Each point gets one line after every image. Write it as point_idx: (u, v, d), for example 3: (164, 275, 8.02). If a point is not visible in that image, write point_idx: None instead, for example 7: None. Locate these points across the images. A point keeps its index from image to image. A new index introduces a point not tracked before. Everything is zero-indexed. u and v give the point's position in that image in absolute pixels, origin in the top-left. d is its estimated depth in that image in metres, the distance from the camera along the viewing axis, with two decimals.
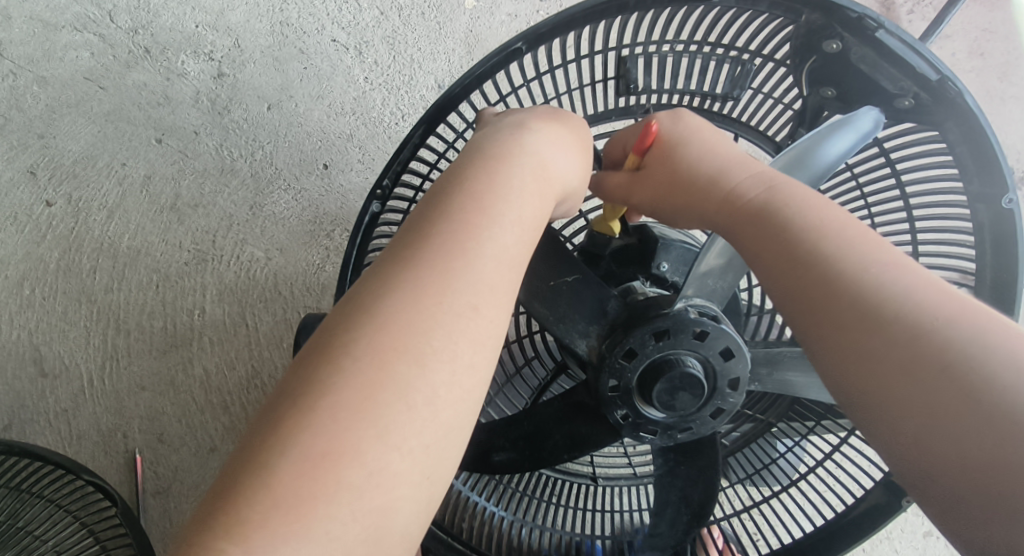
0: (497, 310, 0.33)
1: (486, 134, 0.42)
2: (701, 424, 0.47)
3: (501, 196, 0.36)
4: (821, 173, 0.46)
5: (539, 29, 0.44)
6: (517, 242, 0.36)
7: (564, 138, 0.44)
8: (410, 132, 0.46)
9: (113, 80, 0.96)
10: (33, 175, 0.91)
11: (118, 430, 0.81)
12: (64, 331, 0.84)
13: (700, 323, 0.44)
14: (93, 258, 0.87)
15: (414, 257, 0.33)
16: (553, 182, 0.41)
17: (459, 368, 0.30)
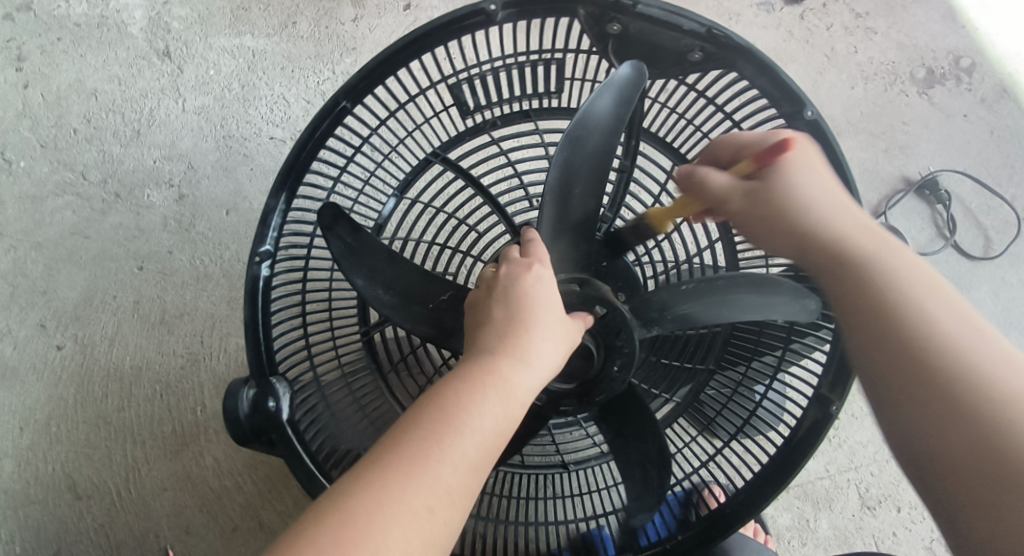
0: (452, 512, 0.34)
1: (532, 282, 0.44)
2: (611, 383, 0.50)
3: (473, 396, 0.37)
4: (609, 130, 0.48)
5: (351, 84, 0.45)
6: (496, 421, 0.37)
7: (545, 290, 0.44)
8: (271, 202, 0.48)
9: (95, 228, 1.10)
10: (43, 328, 1.02)
11: (150, 531, 0.89)
12: (90, 456, 0.93)
13: (565, 290, 0.50)
14: (103, 384, 0.97)
15: (413, 435, 0.35)
16: (542, 371, 0.40)
17: (428, 538, 0.32)
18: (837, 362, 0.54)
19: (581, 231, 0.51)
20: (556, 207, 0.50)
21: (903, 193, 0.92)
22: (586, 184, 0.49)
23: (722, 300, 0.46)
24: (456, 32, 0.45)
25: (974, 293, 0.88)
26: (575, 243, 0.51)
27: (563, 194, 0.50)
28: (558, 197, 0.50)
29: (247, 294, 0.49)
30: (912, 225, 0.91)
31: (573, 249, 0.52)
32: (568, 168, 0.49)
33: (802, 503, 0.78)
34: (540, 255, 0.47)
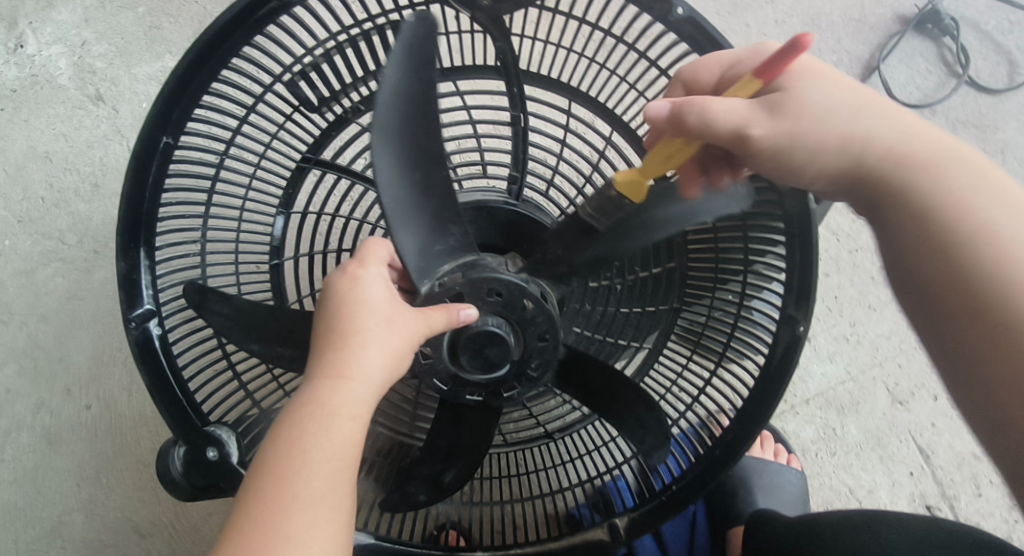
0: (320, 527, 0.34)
1: (346, 284, 0.40)
2: (540, 355, 0.46)
3: (302, 425, 0.36)
4: (415, 115, 0.39)
5: (161, 114, 0.41)
6: (340, 434, 0.36)
7: (369, 288, 0.40)
8: (127, 262, 0.42)
9: (88, 291, 1.11)
10: (68, 392, 1.06)
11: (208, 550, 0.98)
12: (141, 497, 1.01)
13: (448, 288, 0.43)
14: (134, 431, 1.03)
15: (262, 474, 0.35)
16: (372, 368, 0.37)
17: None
18: (798, 279, 0.47)
19: (444, 213, 0.44)
20: (403, 211, 0.42)
21: (900, 35, 0.77)
22: (423, 169, 0.42)
23: (632, 227, 0.42)
24: (254, 28, 0.39)
25: (1003, 135, 0.74)
26: (442, 232, 0.44)
27: (404, 194, 0.41)
28: (401, 200, 0.41)
29: (140, 361, 0.45)
30: (916, 70, 0.77)
31: (443, 237, 0.45)
32: (400, 165, 0.40)
33: (825, 413, 0.72)
34: (370, 257, 0.42)
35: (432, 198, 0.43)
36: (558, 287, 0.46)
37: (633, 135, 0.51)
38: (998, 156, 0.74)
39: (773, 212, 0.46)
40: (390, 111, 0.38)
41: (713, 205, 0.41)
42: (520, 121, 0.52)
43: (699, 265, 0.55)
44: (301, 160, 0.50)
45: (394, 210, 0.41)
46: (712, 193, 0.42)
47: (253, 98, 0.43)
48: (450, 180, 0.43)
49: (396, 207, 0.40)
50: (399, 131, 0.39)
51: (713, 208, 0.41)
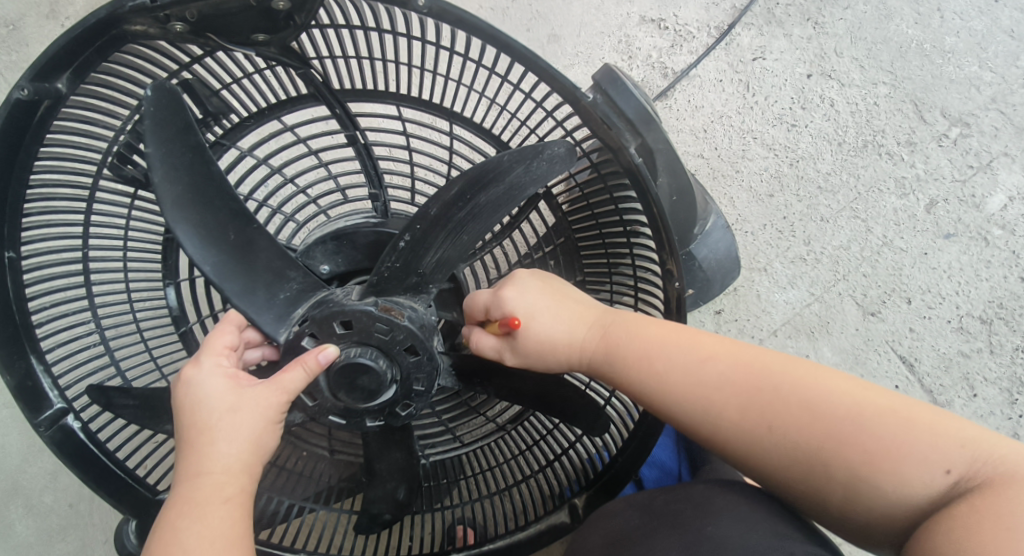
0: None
1: (185, 382, 0.38)
2: (422, 370, 0.45)
3: (167, 538, 0.33)
4: (203, 173, 0.40)
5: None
6: (212, 525, 0.34)
7: (205, 381, 0.38)
8: (21, 368, 0.46)
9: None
10: None
11: None
12: None
13: (299, 330, 0.42)
14: None
15: None
16: (234, 450, 0.36)
17: None
18: (663, 230, 0.42)
19: (276, 263, 0.43)
20: (229, 277, 0.41)
21: None
22: (237, 228, 0.41)
23: (453, 229, 0.41)
24: (39, 129, 0.40)
25: None
26: (280, 283, 0.43)
27: (224, 259, 0.41)
28: (225, 265, 0.41)
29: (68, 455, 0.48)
30: None
31: (285, 285, 0.43)
32: (207, 233, 0.40)
33: (795, 341, 0.64)
34: (211, 342, 0.41)
35: (258, 256, 0.42)
36: (422, 296, 0.45)
37: (472, 123, 0.47)
38: (935, 15, 0.65)
39: (616, 169, 0.41)
40: (171, 184, 0.39)
41: (540, 171, 0.38)
42: (357, 139, 0.50)
43: (586, 237, 0.51)
44: (166, 233, 0.51)
45: (219, 275, 0.41)
46: (527, 159, 0.38)
47: (84, 191, 0.44)
48: (275, 242, 0.43)
49: (218, 271, 0.40)
50: (193, 199, 0.40)
51: (538, 169, 0.38)
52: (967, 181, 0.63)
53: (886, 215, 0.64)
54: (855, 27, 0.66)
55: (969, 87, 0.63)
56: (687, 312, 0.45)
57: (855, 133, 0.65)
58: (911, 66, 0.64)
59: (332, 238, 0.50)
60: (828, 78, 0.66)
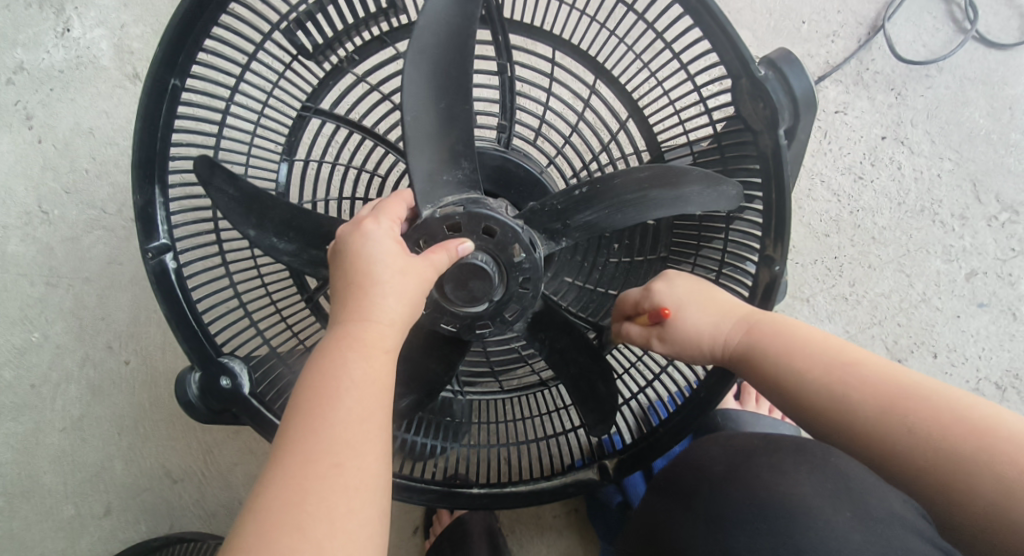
0: (363, 458, 0.34)
1: (357, 233, 0.39)
2: (522, 298, 0.50)
3: (334, 363, 0.36)
4: (459, 44, 0.41)
5: (170, 58, 0.44)
6: (377, 361, 0.36)
7: (377, 240, 0.39)
8: (145, 193, 0.47)
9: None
10: None
11: (233, 500, 1.00)
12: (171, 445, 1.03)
13: (448, 217, 0.45)
14: None
15: (305, 404, 0.35)
16: (402, 302, 0.38)
17: (359, 482, 0.34)
18: (774, 215, 0.47)
19: (459, 147, 0.45)
20: (424, 133, 0.44)
21: None
22: (448, 102, 0.43)
23: (611, 203, 0.46)
24: None
25: (1012, 89, 0.70)
26: (453, 164, 0.46)
27: (425, 119, 0.43)
28: (422, 125, 0.44)
29: (162, 292, 0.50)
30: (923, 27, 0.73)
31: (453, 169, 0.46)
32: (426, 92, 0.43)
33: None
34: (386, 209, 0.44)
35: (450, 131, 0.44)
36: (549, 243, 0.49)
37: (615, 84, 0.54)
38: (1007, 113, 0.69)
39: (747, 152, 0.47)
40: (428, 35, 0.41)
41: (690, 201, 0.44)
42: (506, 72, 0.54)
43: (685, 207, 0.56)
44: (302, 108, 0.54)
45: (416, 131, 0.43)
46: (709, 184, 0.43)
47: (259, 43, 0.46)
48: (470, 131, 0.45)
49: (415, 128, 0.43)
50: (432, 58, 0.42)
51: (698, 195, 0.44)
52: (1010, 259, 0.68)
53: (929, 275, 0.70)
54: (932, 105, 0.72)
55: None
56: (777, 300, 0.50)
57: (913, 197, 0.71)
58: (976, 151, 0.70)
59: None
60: (899, 143, 0.72)
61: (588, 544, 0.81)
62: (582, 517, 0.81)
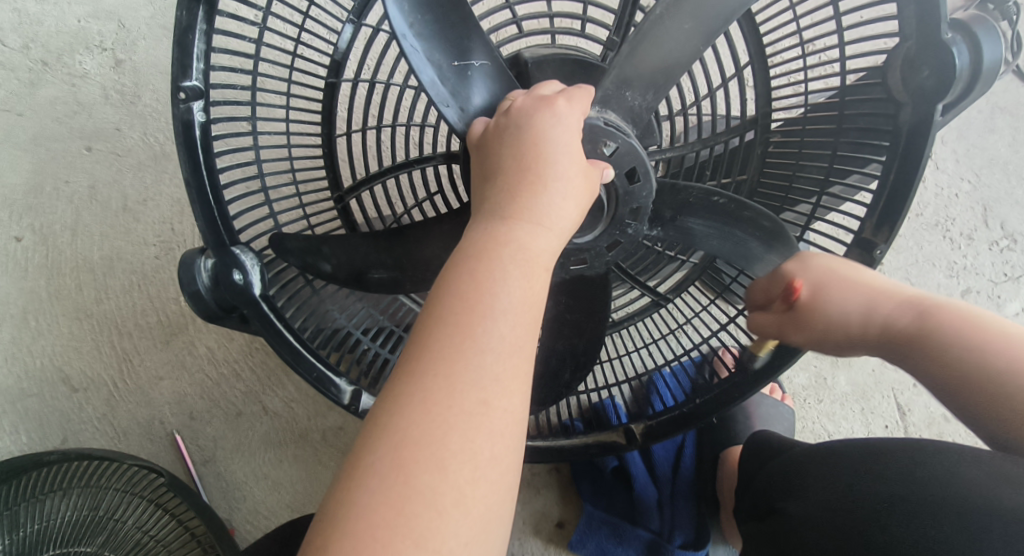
0: (511, 399, 0.28)
1: (542, 120, 0.35)
2: (597, 256, 0.45)
3: (496, 260, 0.31)
4: None
5: None
6: (540, 269, 0.32)
7: (555, 133, 0.35)
8: (189, 14, 0.37)
9: (9, 94, 0.88)
10: None
11: (154, 418, 0.82)
12: (78, 348, 0.84)
13: (612, 135, 0.40)
14: (75, 277, 0.85)
15: (460, 293, 0.30)
16: (572, 208, 0.34)
17: (516, 396, 0.29)
18: (885, 203, 0.45)
19: (659, 81, 0.40)
20: (649, 39, 0.39)
21: (963, 10, 0.75)
22: (694, 25, 0.38)
23: (721, 223, 0.44)
24: None
25: None
26: (643, 88, 0.41)
27: (660, 22, 0.38)
28: (652, 30, 0.38)
29: (182, 147, 0.40)
30: None
31: (640, 93, 0.41)
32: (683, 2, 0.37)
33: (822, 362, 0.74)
34: (578, 98, 0.38)
35: (668, 55, 0.39)
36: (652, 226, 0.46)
37: (750, 24, 0.49)
38: (1022, 146, 0.75)
39: (881, 128, 0.44)
40: None
41: (739, 248, 0.44)
42: None
43: (778, 161, 0.53)
44: None
45: (644, 33, 0.38)
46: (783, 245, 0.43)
47: None
48: (686, 68, 0.40)
49: (647, 25, 0.38)
50: None
51: (751, 249, 0.44)
52: (1001, 282, 0.73)
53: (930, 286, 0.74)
54: (963, 126, 0.75)
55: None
56: None
57: (930, 212, 0.75)
58: (992, 178, 0.75)
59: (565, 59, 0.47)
60: (927, 157, 0.75)
61: (568, 505, 0.75)
62: (564, 476, 0.76)
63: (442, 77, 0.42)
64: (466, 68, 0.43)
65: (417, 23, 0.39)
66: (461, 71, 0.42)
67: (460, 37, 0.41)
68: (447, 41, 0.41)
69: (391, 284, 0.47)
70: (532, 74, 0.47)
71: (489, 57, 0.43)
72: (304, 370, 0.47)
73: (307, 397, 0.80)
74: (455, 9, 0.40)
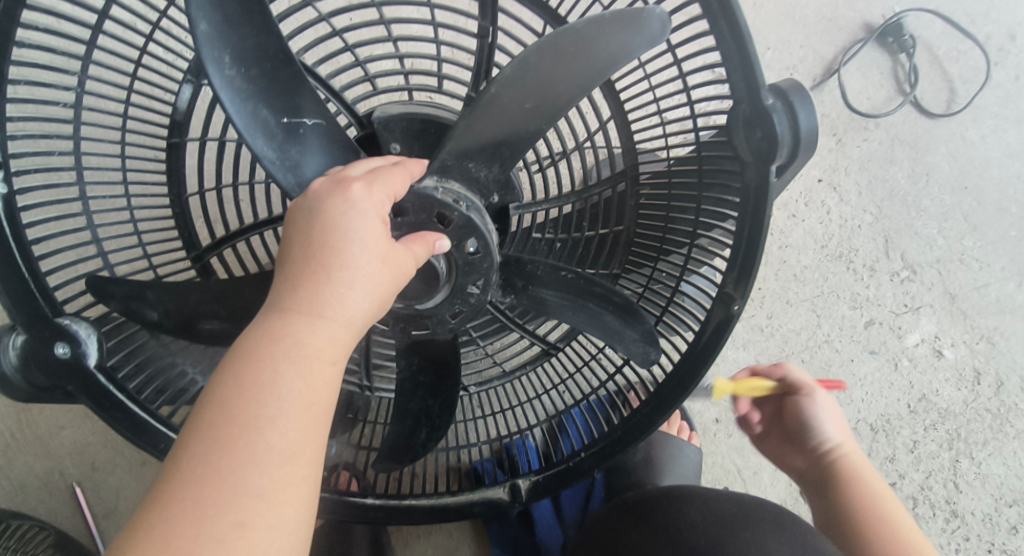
0: (279, 513, 0.26)
1: (339, 203, 0.33)
2: (438, 323, 0.45)
3: (268, 362, 0.28)
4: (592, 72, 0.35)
5: None
6: (326, 364, 0.30)
7: (356, 214, 0.33)
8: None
9: None
10: None
11: (53, 470, 0.77)
12: None
13: (447, 204, 0.39)
14: None
15: (224, 403, 0.27)
16: (372, 297, 0.32)
17: (284, 512, 0.27)
18: (743, 257, 0.44)
19: (504, 154, 0.39)
20: (487, 115, 0.38)
21: (864, 42, 0.76)
22: (533, 106, 0.37)
23: (571, 300, 0.45)
24: None
25: (934, 157, 0.75)
26: (487, 160, 0.40)
27: (498, 101, 0.37)
28: (489, 108, 0.37)
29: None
30: (871, 80, 0.76)
31: (483, 165, 0.40)
32: (517, 84, 0.36)
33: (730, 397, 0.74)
34: (387, 179, 0.36)
35: (509, 129, 0.38)
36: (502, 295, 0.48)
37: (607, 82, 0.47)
38: (923, 177, 0.75)
39: (731, 182, 0.43)
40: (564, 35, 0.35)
41: (594, 323, 0.45)
42: (487, 36, 0.45)
43: (650, 212, 0.52)
44: None
45: (482, 110, 0.38)
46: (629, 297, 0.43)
47: None
48: (531, 145, 0.39)
49: (484, 103, 0.37)
50: (551, 64, 0.36)
51: (607, 324, 0.45)
52: (905, 313, 0.74)
53: (835, 318, 0.74)
54: (866, 157, 0.75)
55: (928, 243, 0.74)
56: (715, 359, 0.47)
57: (837, 243, 0.75)
58: (894, 209, 0.75)
59: (415, 115, 0.45)
60: (832, 189, 0.75)
61: (479, 547, 0.74)
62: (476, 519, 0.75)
63: (267, 133, 0.37)
64: (297, 126, 0.39)
65: (233, 75, 0.35)
66: (291, 129, 0.38)
67: (289, 94, 0.38)
68: (274, 95, 0.37)
69: (224, 336, 0.44)
70: (381, 135, 0.45)
71: (324, 119, 0.40)
72: (147, 443, 0.44)
73: None
74: (290, 68, 0.37)
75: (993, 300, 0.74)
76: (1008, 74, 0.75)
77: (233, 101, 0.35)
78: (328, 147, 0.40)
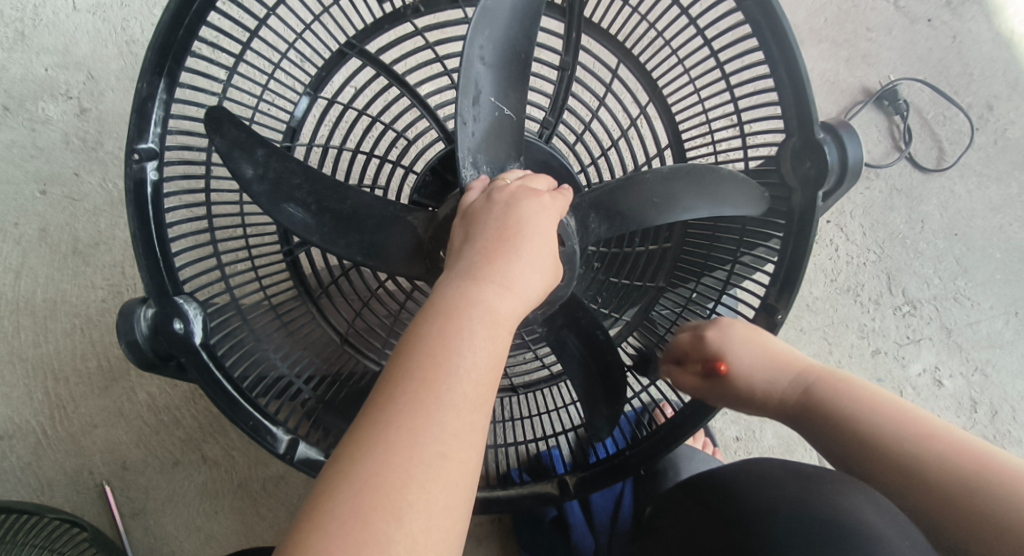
0: (466, 451, 0.31)
1: (520, 206, 0.41)
2: None
3: (466, 321, 0.34)
4: (683, 206, 0.45)
5: None
6: (505, 332, 0.35)
7: (531, 219, 0.40)
8: (149, 86, 0.42)
9: None
10: None
11: (83, 468, 0.80)
12: (6, 394, 0.82)
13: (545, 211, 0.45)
14: (13, 320, 0.83)
15: (430, 345, 0.33)
16: (534, 287, 0.38)
17: (471, 449, 0.31)
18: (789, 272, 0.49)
19: (616, 220, 0.46)
20: (616, 196, 0.45)
21: (864, 104, 0.86)
22: (650, 204, 0.45)
23: None
24: None
25: (927, 207, 0.84)
26: (605, 219, 0.46)
27: (633, 188, 0.45)
28: (621, 190, 0.45)
29: (133, 202, 0.44)
30: (869, 137, 0.86)
31: (598, 222, 0.47)
32: (648, 181, 0.45)
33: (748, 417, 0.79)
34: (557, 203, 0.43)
35: (629, 210, 0.46)
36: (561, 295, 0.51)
37: (669, 115, 0.54)
38: (918, 223, 0.84)
39: (777, 207, 0.50)
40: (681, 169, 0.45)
41: None
42: (568, 68, 0.54)
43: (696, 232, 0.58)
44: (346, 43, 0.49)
45: (619, 186, 0.45)
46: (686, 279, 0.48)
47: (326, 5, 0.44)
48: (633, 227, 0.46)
49: (622, 184, 0.45)
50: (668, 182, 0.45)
51: None
52: (905, 343, 0.81)
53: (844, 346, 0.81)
54: (868, 203, 0.84)
55: (925, 281, 0.83)
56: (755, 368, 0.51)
57: (844, 279, 0.83)
58: (895, 251, 0.83)
59: None
60: (839, 229, 0.84)
61: None
62: (503, 529, 0.77)
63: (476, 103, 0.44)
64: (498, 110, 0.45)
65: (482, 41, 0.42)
66: (491, 107, 0.44)
67: (506, 84, 0.44)
68: (501, 82, 0.44)
69: None
70: None
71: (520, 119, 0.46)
72: (238, 419, 0.47)
73: (247, 447, 0.79)
74: (520, 65, 0.44)
75: (984, 335, 0.82)
76: (987, 138, 0.86)
77: (468, 61, 0.42)
78: (490, 137, 0.45)
